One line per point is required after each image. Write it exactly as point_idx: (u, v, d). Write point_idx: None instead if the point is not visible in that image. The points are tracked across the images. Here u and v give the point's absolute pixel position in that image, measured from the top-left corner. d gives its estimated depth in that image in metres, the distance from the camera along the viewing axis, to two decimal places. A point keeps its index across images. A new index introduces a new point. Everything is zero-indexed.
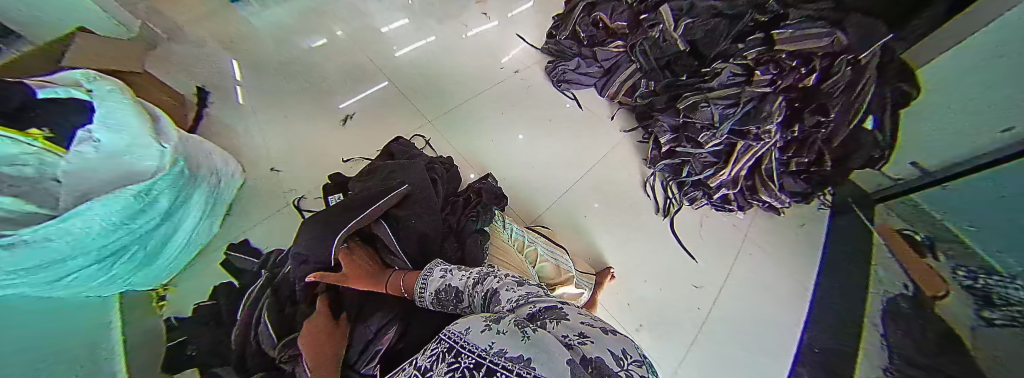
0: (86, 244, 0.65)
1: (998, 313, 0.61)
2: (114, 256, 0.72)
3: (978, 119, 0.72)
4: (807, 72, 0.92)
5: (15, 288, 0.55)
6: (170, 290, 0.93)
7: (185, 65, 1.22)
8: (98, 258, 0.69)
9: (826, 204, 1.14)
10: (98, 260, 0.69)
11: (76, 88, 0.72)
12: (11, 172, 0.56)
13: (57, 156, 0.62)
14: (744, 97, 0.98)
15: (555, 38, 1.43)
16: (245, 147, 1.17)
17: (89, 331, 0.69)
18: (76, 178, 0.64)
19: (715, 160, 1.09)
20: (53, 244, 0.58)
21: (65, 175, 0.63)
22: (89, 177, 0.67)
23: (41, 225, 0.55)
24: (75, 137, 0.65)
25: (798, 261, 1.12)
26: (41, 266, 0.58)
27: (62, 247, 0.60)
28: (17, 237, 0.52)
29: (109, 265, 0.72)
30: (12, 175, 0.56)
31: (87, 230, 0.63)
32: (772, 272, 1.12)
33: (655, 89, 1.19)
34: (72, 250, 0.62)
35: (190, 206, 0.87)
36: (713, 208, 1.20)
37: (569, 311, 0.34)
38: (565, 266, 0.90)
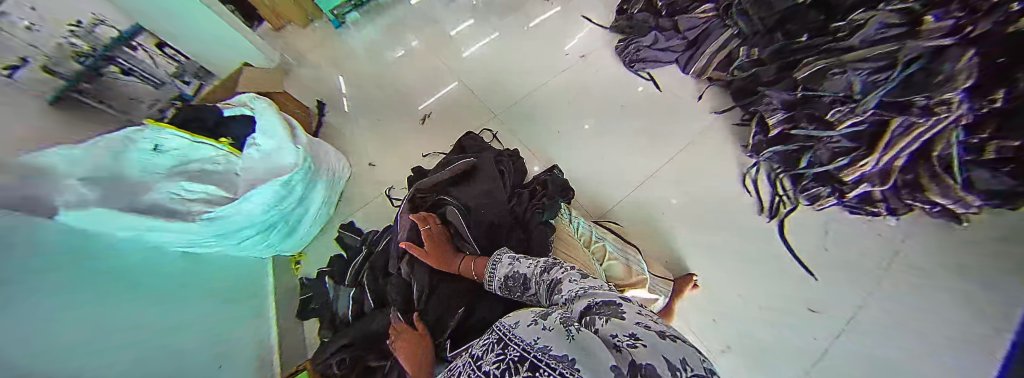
0: (256, 219, 0.86)
1: None
2: (271, 227, 0.94)
3: None
4: (1022, 8, 0.55)
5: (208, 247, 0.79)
6: (303, 257, 1.19)
7: (307, 84, 1.51)
8: (260, 230, 0.90)
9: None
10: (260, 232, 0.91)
11: (246, 105, 0.96)
12: (211, 168, 0.85)
13: (237, 156, 0.88)
14: (902, 57, 0.70)
15: (627, 13, 1.28)
16: (347, 146, 1.39)
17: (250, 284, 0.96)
18: (247, 172, 0.88)
19: (853, 145, 0.83)
20: (232, 218, 0.80)
21: (241, 169, 0.88)
22: (254, 171, 0.88)
23: (222, 208, 0.76)
24: (246, 143, 0.91)
25: None
26: (228, 233, 0.81)
27: (240, 221, 0.82)
28: (215, 213, 0.75)
29: (263, 237, 0.93)
30: (212, 170, 0.85)
31: (254, 208, 0.84)
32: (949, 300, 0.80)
33: (760, 57, 0.98)
34: (248, 222, 0.84)
35: (314, 193, 1.06)
36: (847, 210, 0.95)
37: (627, 309, 0.33)
38: (636, 267, 0.81)
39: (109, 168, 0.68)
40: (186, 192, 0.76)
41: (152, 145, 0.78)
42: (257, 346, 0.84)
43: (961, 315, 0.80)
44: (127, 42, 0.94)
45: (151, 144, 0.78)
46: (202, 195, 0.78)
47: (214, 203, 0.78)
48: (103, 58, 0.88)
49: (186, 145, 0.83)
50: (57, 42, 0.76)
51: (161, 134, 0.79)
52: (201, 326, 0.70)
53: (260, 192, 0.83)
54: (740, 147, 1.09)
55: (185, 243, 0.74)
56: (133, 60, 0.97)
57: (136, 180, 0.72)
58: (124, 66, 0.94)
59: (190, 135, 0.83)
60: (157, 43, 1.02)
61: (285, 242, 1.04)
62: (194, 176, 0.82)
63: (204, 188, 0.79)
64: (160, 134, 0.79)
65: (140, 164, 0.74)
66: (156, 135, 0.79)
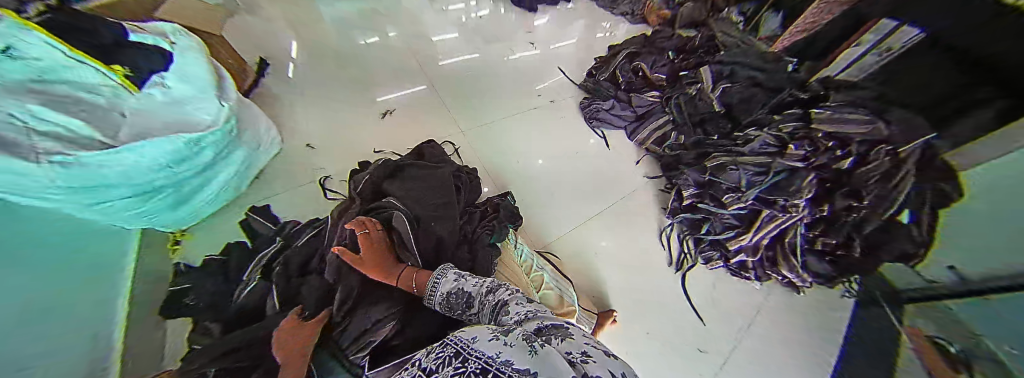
0: (133, 178, 0.72)
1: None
2: (153, 192, 0.78)
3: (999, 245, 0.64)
4: (842, 154, 0.89)
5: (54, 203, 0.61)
6: (186, 236, 0.97)
7: (257, 43, 1.35)
8: (138, 193, 0.75)
9: (851, 293, 1.05)
10: (138, 194, 0.75)
11: (164, 39, 0.84)
12: (86, 96, 0.65)
13: (129, 92, 0.71)
14: (776, 168, 0.96)
15: (595, 77, 1.49)
16: (288, 119, 1.24)
17: (98, 260, 0.73)
18: (139, 117, 0.72)
19: (738, 223, 1.05)
20: (104, 171, 0.65)
21: (130, 111, 0.71)
22: (152, 119, 0.74)
23: (90, 157, 0.62)
24: (149, 80, 0.75)
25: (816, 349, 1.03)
26: (86, 188, 0.64)
27: (112, 175, 0.67)
28: (73, 158, 0.60)
29: (144, 200, 0.77)
30: (86, 99, 0.65)
31: (136, 165, 0.70)
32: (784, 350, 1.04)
33: (684, 143, 1.21)
34: (120, 180, 0.70)
35: (228, 162, 0.93)
36: (729, 272, 1.16)
37: (575, 332, 0.36)
38: (568, 298, 0.86)
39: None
40: (34, 119, 0.56)
41: (2, 45, 0.55)
42: (91, 340, 0.63)
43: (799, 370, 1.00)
44: None
45: (2, 43, 0.55)
46: (56, 130, 0.59)
47: (75, 145, 0.61)
48: None
49: (53, 57, 0.61)
50: None
51: (24, 34, 0.58)
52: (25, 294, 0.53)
53: (153, 145, 0.71)
54: (660, 209, 1.27)
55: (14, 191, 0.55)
56: None
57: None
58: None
59: (70, 49, 0.63)
60: None
61: (165, 214, 0.85)
62: (48, 102, 0.59)
63: (69, 122, 0.61)
64: (23, 34, 0.58)
65: None
66: (15, 33, 0.57)
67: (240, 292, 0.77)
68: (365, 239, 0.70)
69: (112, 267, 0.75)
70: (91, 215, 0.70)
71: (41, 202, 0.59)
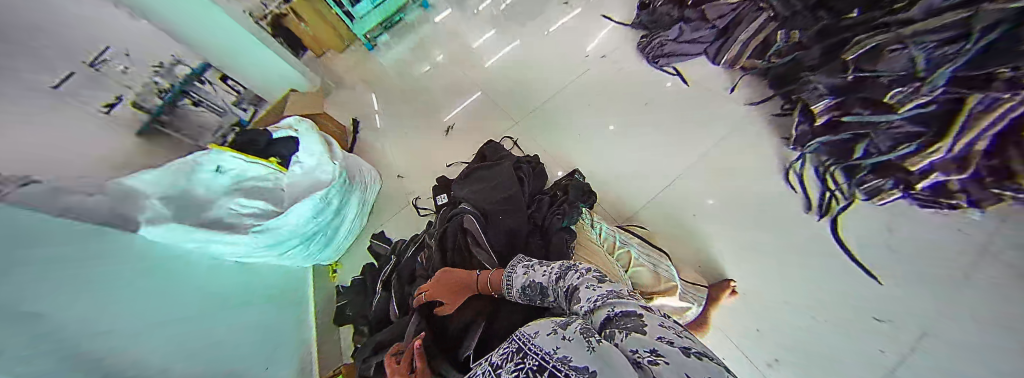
0: (298, 231, 0.94)
1: None
2: (310, 239, 1.00)
3: None
4: None
5: (261, 257, 0.89)
6: (340, 266, 1.26)
7: (343, 104, 1.61)
8: (304, 241, 0.98)
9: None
10: (304, 242, 0.99)
11: (291, 128, 1.08)
12: (261, 185, 0.94)
13: (283, 174, 1.00)
14: (977, 23, 0.60)
15: (647, 8, 1.24)
16: (379, 159, 1.46)
17: (295, 295, 1.03)
18: (292, 187, 0.98)
19: (920, 131, 0.71)
20: (281, 230, 0.89)
21: (286, 185, 0.99)
22: (301, 185, 0.99)
23: (268, 221, 0.85)
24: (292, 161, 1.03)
25: None
26: (276, 244, 0.89)
27: (286, 233, 0.91)
28: (262, 226, 0.84)
29: (308, 246, 1.02)
30: (261, 186, 0.94)
31: (293, 220, 0.91)
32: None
33: (801, 40, 0.90)
34: (292, 234, 0.93)
35: (350, 204, 1.14)
36: (918, 204, 0.82)
37: (650, 320, 0.30)
38: (665, 273, 0.76)
39: (183, 186, 0.80)
40: (240, 207, 0.85)
41: (214, 167, 0.88)
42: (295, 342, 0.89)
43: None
44: (198, 78, 1.13)
45: (214, 165, 0.88)
46: (253, 209, 0.87)
47: (263, 216, 0.87)
48: (180, 93, 1.06)
49: (242, 165, 0.92)
50: (145, 79, 0.94)
51: (222, 156, 0.89)
52: (250, 328, 0.78)
53: (300, 205, 0.92)
54: (781, 139, 0.99)
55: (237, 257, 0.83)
56: (202, 93, 1.14)
57: (203, 197, 0.82)
58: (196, 98, 1.11)
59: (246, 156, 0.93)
60: (221, 76, 1.20)
61: (321, 252, 1.09)
62: (247, 192, 0.91)
63: (254, 204, 0.88)
64: (222, 156, 0.89)
65: (205, 183, 0.85)
66: (218, 157, 0.89)
67: (378, 298, 0.93)
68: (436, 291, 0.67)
69: (304, 298, 1.07)
70: (285, 262, 0.98)
71: (258, 258, 0.88)
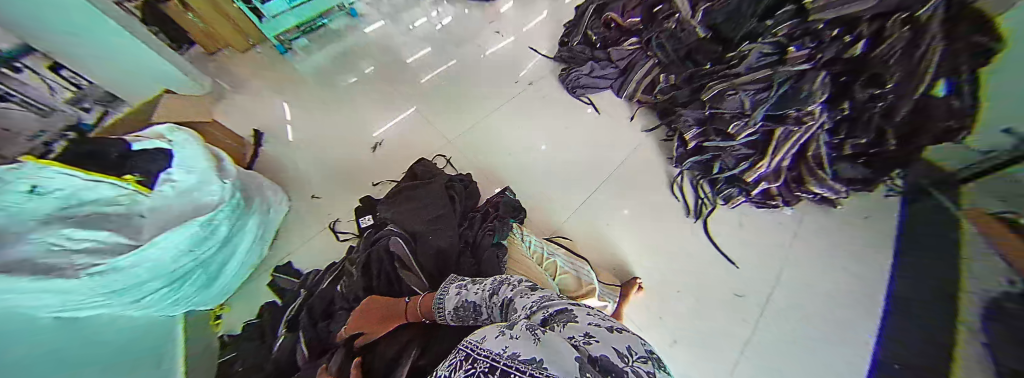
0: (161, 269, 0.76)
1: None
2: (182, 279, 0.82)
3: None
4: (853, 40, 0.80)
5: (97, 308, 0.68)
6: (225, 309, 1.02)
7: (244, 114, 1.40)
8: (169, 281, 0.79)
9: (895, 191, 0.95)
10: (168, 283, 0.79)
11: (160, 140, 0.87)
12: (107, 210, 0.73)
13: (144, 195, 0.78)
14: (778, 79, 0.89)
15: (567, 45, 1.44)
16: (289, 177, 1.28)
17: (159, 354, 0.77)
18: (157, 214, 0.79)
19: (749, 152, 0.98)
20: (134, 270, 0.70)
21: (148, 210, 0.78)
22: (167, 211, 0.79)
23: (118, 259, 0.67)
24: (159, 179, 0.81)
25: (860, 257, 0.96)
26: (125, 288, 0.70)
27: (142, 273, 0.72)
28: (105, 265, 0.65)
29: (176, 287, 0.81)
30: (108, 212, 0.73)
31: (159, 255, 0.74)
32: (829, 265, 0.97)
33: (675, 82, 1.14)
34: (151, 273, 0.74)
35: (245, 232, 0.96)
36: (754, 206, 1.08)
37: (579, 312, 0.34)
38: (586, 277, 0.82)
39: None
40: (69, 242, 0.64)
41: (29, 187, 0.61)
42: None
43: (846, 286, 0.93)
44: (12, 62, 0.83)
45: (27, 185, 0.61)
46: (90, 243, 0.67)
47: (109, 253, 0.68)
48: None
49: (75, 183, 0.68)
50: None
51: (42, 172, 0.63)
52: None
53: (170, 236, 0.75)
54: (666, 159, 1.21)
55: (62, 308, 0.61)
56: (17, 86, 0.84)
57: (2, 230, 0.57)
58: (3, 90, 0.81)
59: (83, 172, 0.70)
60: (51, 65, 0.91)
61: (199, 296, 0.89)
62: (83, 223, 0.68)
63: (94, 235, 0.67)
64: (41, 172, 0.63)
65: (9, 208, 0.58)
66: (34, 173, 0.62)
67: (280, 342, 0.79)
68: (353, 321, 0.67)
69: (171, 355, 0.80)
70: (132, 312, 0.76)
71: (91, 310, 0.67)
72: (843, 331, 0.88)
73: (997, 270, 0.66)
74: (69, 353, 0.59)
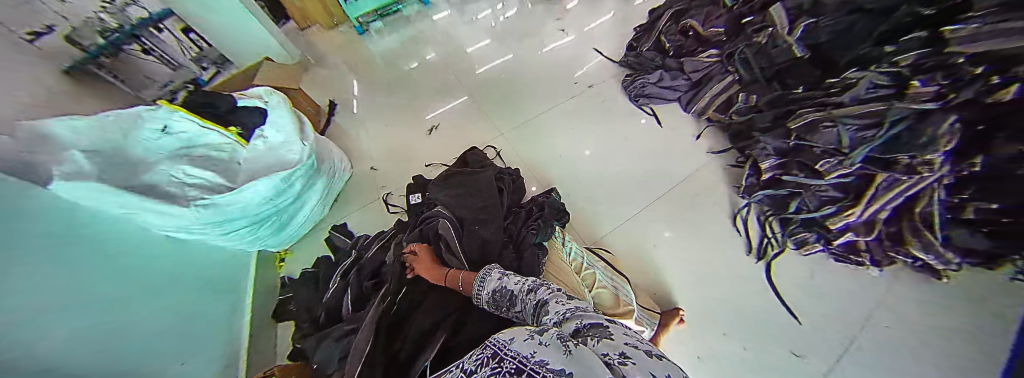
0: (249, 211, 0.86)
1: None
2: (263, 221, 0.94)
3: None
4: (1001, 82, 0.63)
5: (200, 234, 0.81)
6: (289, 255, 1.18)
7: (323, 84, 1.54)
8: (253, 222, 0.90)
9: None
10: (252, 224, 0.91)
11: (259, 99, 1.00)
12: (215, 155, 0.87)
13: (242, 147, 0.91)
14: (891, 116, 0.76)
15: (636, 50, 1.38)
16: (353, 148, 1.40)
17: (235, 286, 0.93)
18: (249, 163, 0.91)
19: (840, 196, 0.87)
20: (229, 208, 0.81)
21: (244, 159, 0.91)
22: (258, 163, 0.91)
23: (217, 196, 0.77)
24: (254, 134, 0.93)
25: (984, 350, 0.76)
26: (221, 222, 0.82)
27: (235, 212, 0.83)
28: (209, 201, 0.76)
29: (257, 228, 0.93)
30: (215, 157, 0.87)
31: (250, 199, 0.85)
32: (935, 349, 0.80)
33: (757, 103, 1.04)
34: (241, 213, 0.85)
35: (313, 190, 1.07)
36: (831, 258, 0.96)
37: (615, 330, 0.33)
38: (625, 297, 0.79)
39: (116, 143, 0.72)
40: (185, 177, 0.78)
41: (161, 126, 0.80)
42: (224, 331, 0.83)
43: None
44: (156, 24, 1.05)
45: (161, 124, 0.80)
46: (200, 181, 0.80)
47: (209, 190, 0.80)
48: (129, 36, 1.00)
49: (194, 129, 0.84)
50: (87, 16, 0.89)
51: (171, 116, 0.81)
52: (180, 327, 0.71)
53: (259, 183, 0.84)
54: (732, 187, 1.11)
55: (173, 228, 0.75)
56: (158, 42, 1.07)
57: (140, 159, 0.75)
58: (147, 46, 1.04)
59: (201, 120, 0.85)
60: (183, 28, 1.12)
61: (272, 239, 1.02)
62: (194, 162, 0.82)
63: (210, 177, 0.81)
64: (171, 115, 0.82)
65: (145, 143, 0.77)
66: (167, 116, 0.81)
67: (331, 289, 0.89)
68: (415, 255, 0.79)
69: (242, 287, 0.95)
70: (225, 243, 0.90)
71: (196, 234, 0.80)
72: None
73: None
74: (158, 267, 0.74)
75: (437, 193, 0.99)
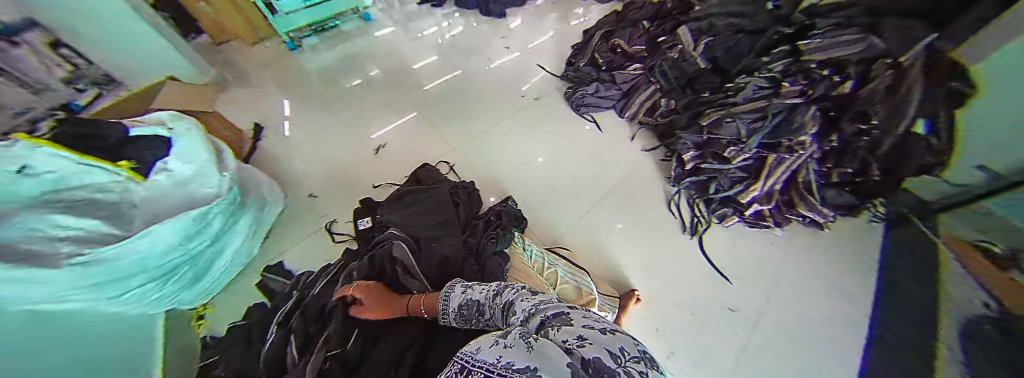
0: (147, 263, 0.74)
1: None
2: (168, 274, 0.80)
3: None
4: (842, 80, 0.89)
5: (77, 303, 0.65)
6: (208, 309, 0.99)
7: (248, 105, 1.39)
8: (155, 276, 0.77)
9: (879, 216, 1.06)
10: (154, 279, 0.77)
11: (162, 127, 0.87)
12: (99, 197, 0.71)
13: (137, 184, 0.76)
14: (772, 109, 0.96)
15: (574, 65, 1.50)
16: (288, 174, 1.27)
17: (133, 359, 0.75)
18: (147, 204, 0.77)
19: (744, 175, 1.04)
20: (119, 262, 0.68)
21: (139, 200, 0.77)
22: (160, 202, 0.79)
23: (102, 249, 0.64)
24: (154, 167, 0.80)
25: (847, 293, 0.99)
26: (108, 282, 0.68)
27: (128, 267, 0.70)
28: (91, 256, 0.63)
29: (161, 284, 0.79)
30: (100, 199, 0.71)
31: (149, 248, 0.72)
32: (823, 292, 1.00)
33: (676, 107, 1.20)
34: (136, 268, 0.72)
35: (237, 229, 0.95)
36: (747, 225, 1.11)
37: (574, 315, 0.34)
38: (587, 288, 0.83)
39: None
40: (55, 229, 0.62)
41: (17, 166, 0.60)
42: None
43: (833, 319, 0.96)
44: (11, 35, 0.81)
45: (17, 163, 0.60)
46: (76, 231, 0.65)
47: (89, 242, 0.66)
48: None
49: (68, 166, 0.67)
50: None
51: (34, 152, 0.63)
52: None
53: (162, 227, 0.73)
54: (664, 178, 1.24)
55: (43, 300, 0.59)
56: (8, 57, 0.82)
57: None
58: None
59: (77, 155, 0.68)
60: (50, 43, 0.90)
61: (182, 295, 0.87)
62: (72, 208, 0.67)
63: (90, 225, 0.67)
64: (34, 152, 0.63)
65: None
66: (27, 153, 0.62)
67: (272, 337, 0.77)
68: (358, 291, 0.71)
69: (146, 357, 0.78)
70: (115, 309, 0.74)
71: (72, 303, 0.64)
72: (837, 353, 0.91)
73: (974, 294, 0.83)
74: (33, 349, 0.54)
75: (390, 213, 0.95)
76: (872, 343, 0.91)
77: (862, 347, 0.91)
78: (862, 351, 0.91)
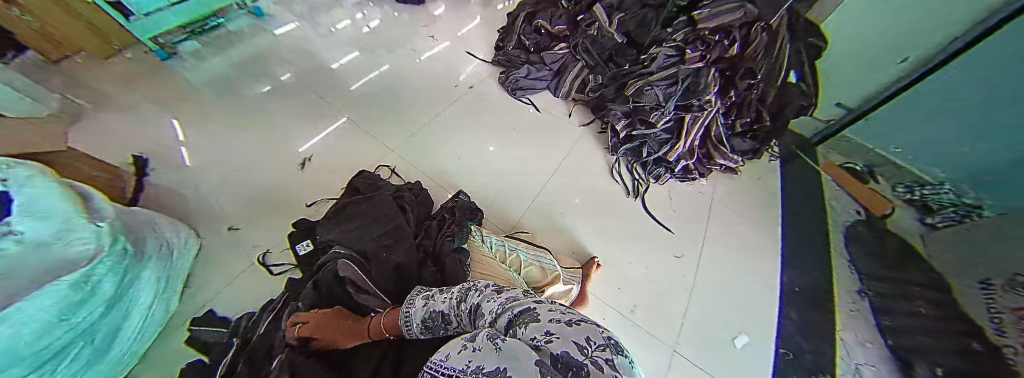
0: (19, 352, 0.53)
1: (936, 218, 0.98)
2: (56, 359, 0.60)
3: (884, 64, 0.96)
4: (730, 43, 1.01)
5: None
6: None
7: (120, 132, 1.13)
8: (37, 366, 0.57)
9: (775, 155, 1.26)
10: (37, 369, 0.57)
11: None
12: None
13: None
14: (681, 75, 1.07)
15: (504, 50, 1.50)
16: (194, 208, 1.07)
17: None
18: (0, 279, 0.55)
19: (669, 136, 1.16)
20: None
21: None
22: (14, 275, 0.57)
23: None
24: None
25: (765, 223, 1.16)
26: None
27: None
28: None
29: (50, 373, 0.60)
30: None
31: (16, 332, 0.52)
32: (747, 227, 1.16)
33: (603, 81, 1.28)
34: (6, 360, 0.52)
35: (139, 286, 0.78)
36: (679, 181, 1.26)
37: (541, 310, 0.33)
38: (550, 266, 0.87)
39: None
40: None
41: None
42: None
43: (763, 251, 1.11)
44: None
45: None
46: None
47: None
48: None
49: None
50: None
51: None
52: None
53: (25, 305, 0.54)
54: (604, 150, 1.33)
55: None
56: None
57: None
58: None
59: None
60: None
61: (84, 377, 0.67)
62: None
63: None
64: None
65: None
66: None
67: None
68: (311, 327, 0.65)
69: None
70: None
71: None
72: (761, 275, 1.07)
73: (848, 206, 1.15)
74: None
75: (329, 231, 0.87)
76: (786, 261, 1.09)
77: (779, 267, 1.08)
78: (781, 270, 1.08)
